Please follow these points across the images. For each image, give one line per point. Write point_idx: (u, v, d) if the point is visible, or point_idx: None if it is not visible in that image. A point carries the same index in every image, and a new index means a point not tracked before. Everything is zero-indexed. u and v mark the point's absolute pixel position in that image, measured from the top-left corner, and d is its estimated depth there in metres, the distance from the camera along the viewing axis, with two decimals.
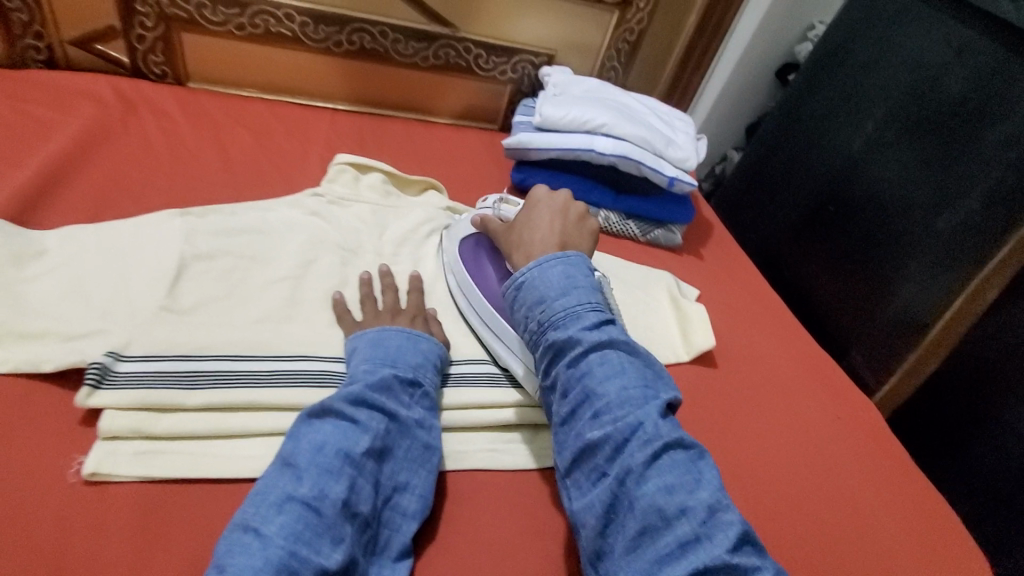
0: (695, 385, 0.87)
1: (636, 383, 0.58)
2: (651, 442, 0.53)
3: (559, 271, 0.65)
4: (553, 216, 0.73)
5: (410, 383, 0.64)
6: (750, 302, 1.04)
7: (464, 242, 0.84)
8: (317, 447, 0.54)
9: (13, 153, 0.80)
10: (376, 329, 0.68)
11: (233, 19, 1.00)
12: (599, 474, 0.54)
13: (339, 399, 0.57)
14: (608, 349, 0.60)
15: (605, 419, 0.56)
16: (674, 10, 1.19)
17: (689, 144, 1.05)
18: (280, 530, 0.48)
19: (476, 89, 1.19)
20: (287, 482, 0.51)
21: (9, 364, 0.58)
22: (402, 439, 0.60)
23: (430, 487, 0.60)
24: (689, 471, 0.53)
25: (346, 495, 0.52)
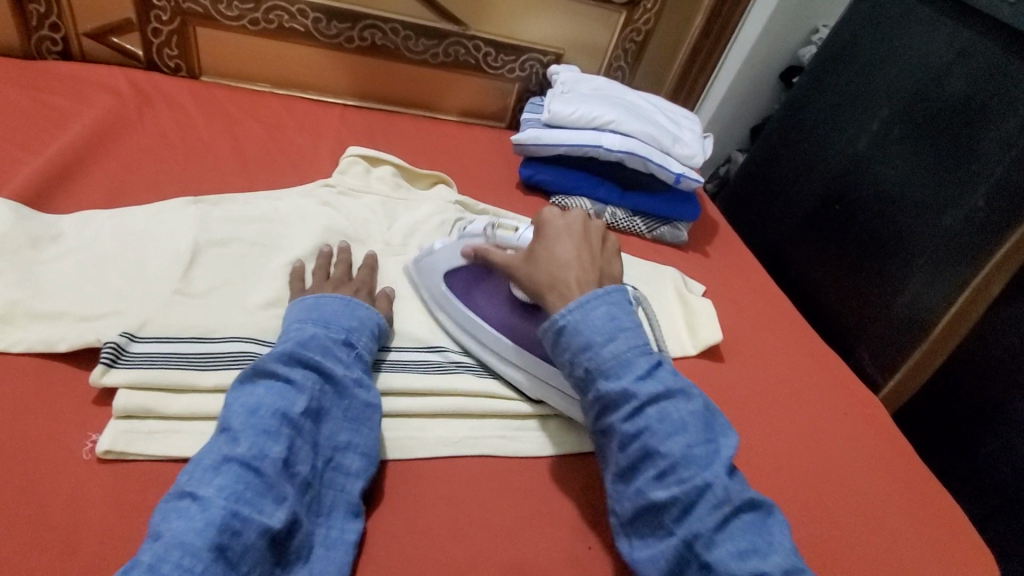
0: (701, 378, 0.87)
1: (700, 440, 0.54)
2: (722, 506, 0.51)
3: (604, 311, 0.59)
4: (580, 247, 0.66)
5: (345, 344, 0.62)
6: (755, 299, 1.05)
7: (453, 277, 0.76)
8: (251, 408, 0.52)
9: (29, 139, 0.81)
10: (316, 296, 0.66)
11: (247, 14, 1.01)
12: (665, 533, 0.53)
13: (272, 359, 0.55)
14: (666, 401, 0.55)
15: (670, 479, 0.53)
16: (680, 12, 1.21)
17: (696, 141, 1.05)
18: (219, 491, 0.46)
19: (484, 87, 1.20)
20: (222, 445, 0.49)
21: (27, 342, 0.58)
22: (339, 400, 0.58)
23: (373, 446, 0.58)
24: (760, 532, 0.52)
25: (285, 455, 0.50)
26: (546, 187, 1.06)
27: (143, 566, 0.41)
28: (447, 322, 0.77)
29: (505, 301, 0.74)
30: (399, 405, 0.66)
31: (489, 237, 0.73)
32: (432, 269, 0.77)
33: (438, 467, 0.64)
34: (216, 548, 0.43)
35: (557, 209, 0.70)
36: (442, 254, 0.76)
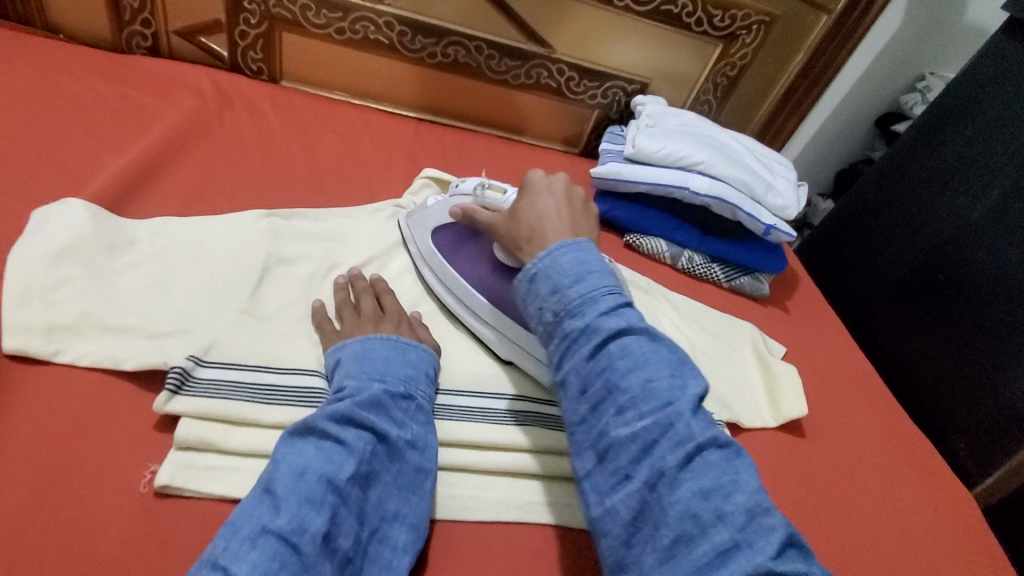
0: (779, 453, 0.80)
1: (665, 374, 0.48)
2: (685, 442, 0.44)
3: (572, 257, 0.54)
4: (557, 205, 0.62)
5: (402, 399, 0.57)
6: (837, 364, 0.97)
7: (441, 233, 0.78)
8: (298, 471, 0.47)
9: (113, 137, 0.81)
10: (359, 339, 0.61)
11: (334, 23, 0.99)
12: (622, 478, 0.46)
13: (324, 416, 0.50)
14: (630, 336, 0.49)
15: (630, 416, 0.46)
16: (780, 50, 1.14)
17: (790, 191, 0.98)
18: (252, 569, 0.41)
19: (562, 112, 1.16)
20: (262, 513, 0.45)
21: (95, 356, 0.56)
22: (390, 463, 0.53)
23: (422, 516, 0.53)
24: (728, 471, 0.44)
25: (328, 529, 0.45)
26: (620, 225, 1.00)
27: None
28: (430, 280, 0.78)
29: (488, 261, 0.74)
30: (462, 458, 0.61)
31: (478, 198, 0.74)
32: (420, 226, 0.79)
33: (500, 533, 0.59)
34: None
35: (542, 171, 0.66)
36: (433, 213, 0.78)
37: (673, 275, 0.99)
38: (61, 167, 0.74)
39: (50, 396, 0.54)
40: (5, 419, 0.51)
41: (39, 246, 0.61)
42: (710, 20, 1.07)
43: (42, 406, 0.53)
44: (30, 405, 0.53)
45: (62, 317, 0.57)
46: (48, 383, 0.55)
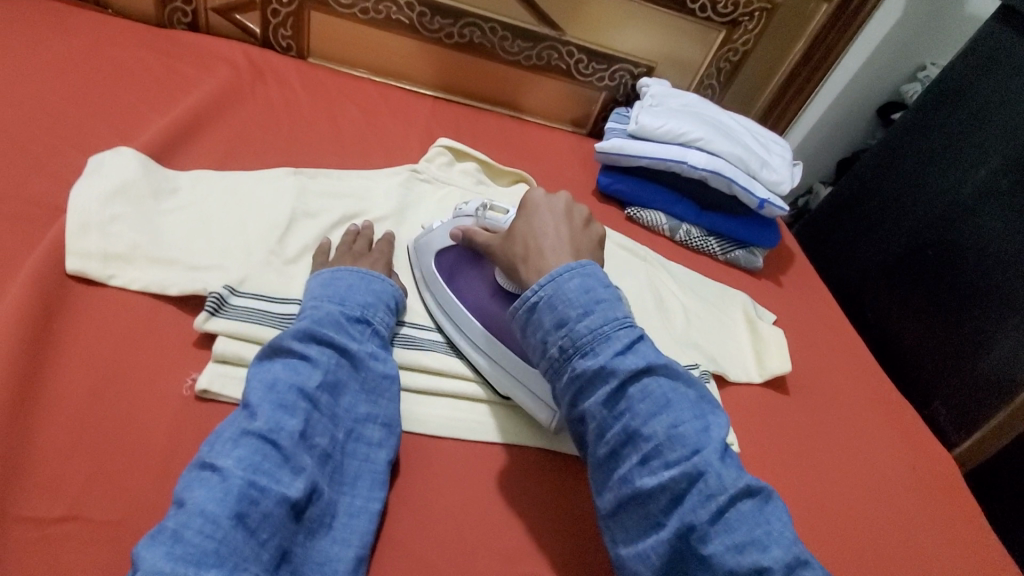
0: (763, 408, 0.86)
1: (687, 418, 0.53)
2: (714, 495, 0.50)
3: (577, 283, 0.58)
4: (558, 225, 0.65)
5: (362, 321, 0.64)
6: (825, 334, 1.02)
7: (442, 257, 0.76)
8: (269, 384, 0.54)
9: (158, 100, 0.88)
10: (330, 270, 0.69)
11: (359, 3, 1.06)
12: (654, 523, 0.51)
13: (288, 337, 0.58)
14: (649, 378, 0.54)
15: (656, 465, 0.52)
16: (781, 37, 1.19)
17: (784, 168, 1.03)
18: (237, 462, 0.48)
19: (571, 93, 1.22)
20: (242, 419, 0.52)
21: (145, 281, 0.64)
22: (355, 374, 0.60)
23: (393, 414, 0.60)
24: (759, 520, 0.50)
25: (302, 428, 0.53)
26: (622, 198, 1.06)
27: (168, 532, 0.44)
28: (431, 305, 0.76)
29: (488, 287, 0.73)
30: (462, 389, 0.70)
31: (478, 218, 0.73)
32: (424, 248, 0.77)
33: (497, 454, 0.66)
34: (237, 515, 0.45)
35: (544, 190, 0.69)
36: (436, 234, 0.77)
37: (671, 247, 1.05)
38: (113, 123, 0.81)
39: (106, 312, 0.61)
40: (69, 328, 0.59)
41: (96, 187, 0.69)
42: (713, 7, 1.12)
43: (99, 320, 0.60)
44: (90, 318, 0.60)
45: (116, 247, 0.65)
46: (104, 301, 0.62)
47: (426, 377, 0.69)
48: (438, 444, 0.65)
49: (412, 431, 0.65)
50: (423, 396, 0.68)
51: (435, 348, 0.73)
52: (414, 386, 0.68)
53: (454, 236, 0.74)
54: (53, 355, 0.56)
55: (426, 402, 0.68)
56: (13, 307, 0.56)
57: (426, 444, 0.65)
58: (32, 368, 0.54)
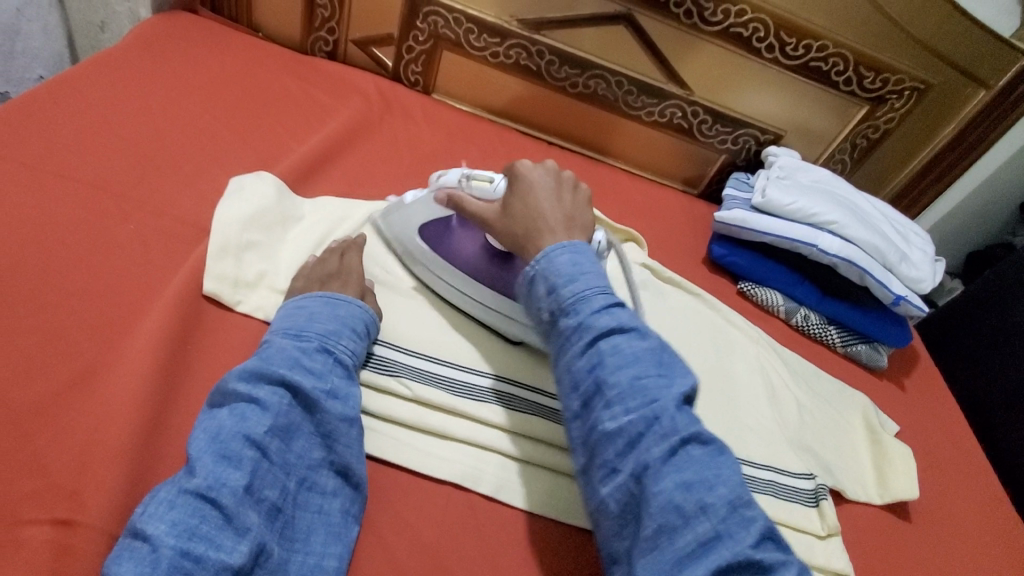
0: (883, 534, 0.76)
1: (652, 373, 0.50)
2: (669, 436, 0.47)
3: (567, 258, 0.56)
4: (549, 202, 0.63)
5: (321, 351, 0.59)
6: (954, 456, 0.91)
7: (427, 228, 0.75)
8: (212, 435, 0.50)
9: (295, 126, 0.92)
10: (297, 298, 0.64)
11: (492, 47, 1.07)
12: (610, 470, 0.49)
13: (234, 379, 0.54)
14: (620, 336, 0.52)
15: (618, 411, 0.49)
16: (930, 119, 1.10)
17: (926, 264, 0.94)
18: (170, 528, 0.44)
19: (686, 152, 1.18)
20: (182, 478, 0.48)
21: (269, 311, 0.65)
22: (310, 416, 0.55)
23: (353, 461, 0.55)
24: (710, 467, 0.47)
25: (247, 482, 0.48)
26: (735, 271, 1.00)
27: None
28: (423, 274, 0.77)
29: (479, 245, 0.73)
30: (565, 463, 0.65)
31: (465, 188, 0.70)
32: (402, 225, 0.75)
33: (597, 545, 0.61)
34: None
35: (530, 161, 0.67)
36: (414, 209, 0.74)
37: (785, 331, 0.98)
38: (254, 147, 0.85)
39: (235, 338, 0.62)
40: (202, 349, 0.60)
41: (236, 210, 0.71)
42: (859, 81, 1.05)
43: (228, 346, 0.61)
44: (220, 342, 0.61)
45: (247, 274, 0.67)
46: (234, 327, 0.63)
47: (532, 445, 0.65)
48: (537, 525, 0.61)
49: (513, 504, 0.61)
50: (524, 466, 0.64)
51: (543, 417, 0.67)
52: (520, 456, 0.64)
53: (441, 201, 0.71)
54: (184, 375, 0.57)
55: (528, 472, 0.64)
56: (155, 326, 0.58)
57: (523, 521, 0.61)
58: (167, 387, 0.55)
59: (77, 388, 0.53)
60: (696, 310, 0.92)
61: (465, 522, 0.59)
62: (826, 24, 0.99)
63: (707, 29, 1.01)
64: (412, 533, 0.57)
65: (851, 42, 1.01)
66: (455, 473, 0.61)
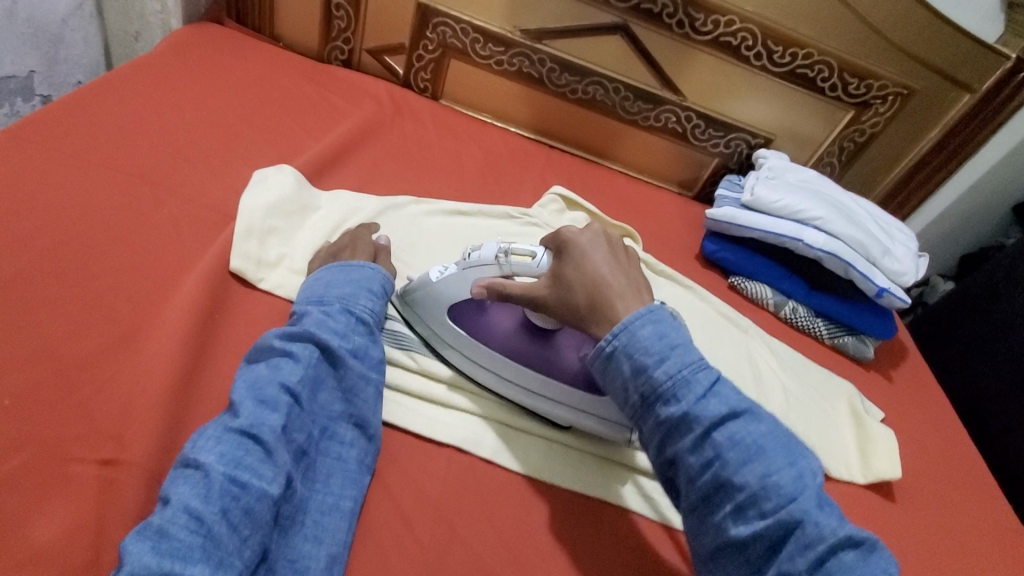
0: (867, 511, 0.79)
1: (781, 466, 0.53)
2: (814, 544, 0.49)
3: (651, 330, 0.57)
4: (613, 269, 0.62)
5: (344, 313, 0.65)
6: (939, 442, 0.94)
7: (462, 315, 0.71)
8: (252, 383, 0.56)
9: (312, 126, 0.99)
10: (314, 274, 0.70)
11: (496, 55, 1.14)
12: (752, 571, 0.52)
13: (270, 340, 0.60)
14: (734, 424, 0.54)
15: (752, 514, 0.52)
16: (917, 123, 1.15)
17: (908, 258, 0.99)
18: (219, 458, 0.50)
19: (682, 156, 1.23)
20: (225, 418, 0.54)
21: (287, 288, 0.71)
22: (335, 371, 0.61)
23: (370, 415, 0.61)
24: (866, 570, 0.49)
25: (283, 423, 0.54)
26: (725, 266, 1.05)
27: (153, 529, 0.45)
28: (456, 360, 0.72)
29: (515, 322, 0.71)
30: (554, 433, 0.70)
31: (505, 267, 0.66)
32: (432, 307, 0.71)
33: (586, 506, 0.66)
34: (219, 511, 0.47)
35: (574, 226, 0.65)
36: (445, 289, 0.70)
37: (774, 323, 1.02)
38: (275, 144, 0.92)
39: (255, 310, 0.68)
40: (227, 318, 0.66)
41: (258, 198, 0.77)
42: (845, 87, 1.11)
43: (251, 316, 0.67)
44: (243, 314, 0.67)
45: (268, 255, 0.73)
46: (256, 300, 0.69)
47: (525, 417, 0.71)
48: (531, 486, 0.65)
49: (509, 467, 0.66)
50: (518, 434, 0.69)
51: None
52: (515, 424, 0.70)
53: (478, 291, 0.68)
54: (211, 341, 0.63)
55: (522, 439, 0.69)
56: (185, 297, 0.64)
57: (518, 483, 0.65)
58: (196, 349, 0.61)
59: (118, 348, 0.59)
60: (687, 301, 0.97)
61: (464, 480, 0.63)
62: (812, 33, 1.05)
63: (698, 38, 1.07)
64: (415, 487, 0.61)
65: (836, 50, 1.06)
66: (456, 437, 0.66)
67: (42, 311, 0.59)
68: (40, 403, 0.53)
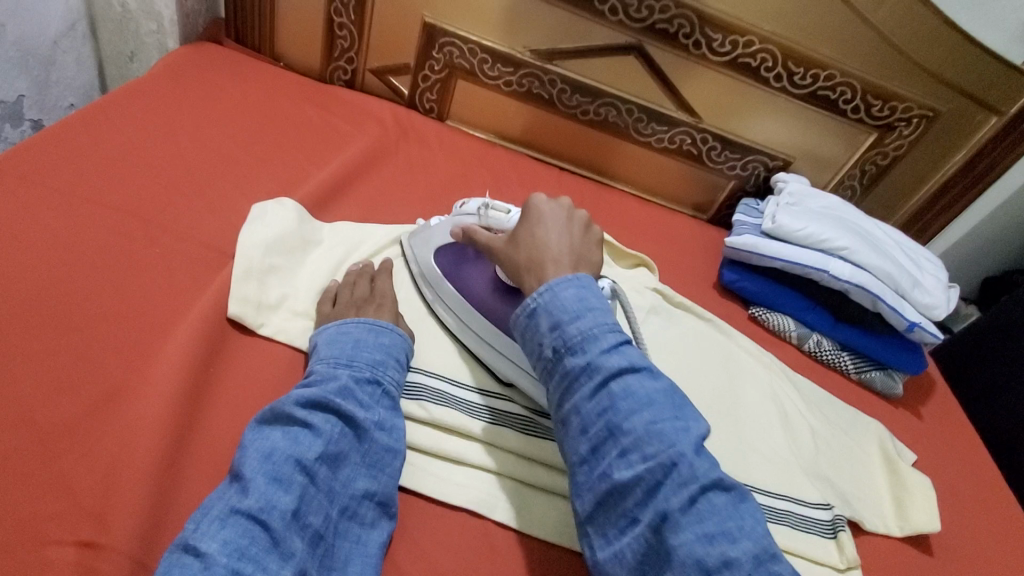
0: (905, 568, 0.74)
1: (668, 416, 0.51)
2: (688, 484, 0.47)
3: (573, 292, 0.57)
4: (559, 233, 0.63)
5: (371, 381, 0.61)
6: (975, 486, 0.89)
7: (442, 254, 0.78)
8: (265, 453, 0.52)
9: (314, 152, 0.95)
10: (337, 324, 0.65)
11: (505, 76, 1.10)
12: (629, 520, 0.49)
13: (290, 403, 0.56)
14: (632, 376, 0.52)
15: (634, 457, 0.49)
16: (942, 145, 1.10)
17: (939, 291, 0.94)
18: (222, 547, 0.46)
19: (697, 178, 1.19)
20: (233, 496, 0.50)
21: (289, 335, 0.66)
22: (358, 445, 0.57)
23: (393, 492, 0.57)
24: (733, 515, 0.47)
25: (295, 506, 0.50)
26: (745, 296, 1.01)
27: None
28: (433, 301, 0.78)
29: (488, 280, 0.74)
30: None
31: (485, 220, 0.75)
32: (421, 247, 0.79)
33: None
34: None
35: (546, 195, 0.67)
36: (437, 233, 0.78)
37: (798, 357, 0.97)
38: (276, 173, 0.87)
39: (254, 361, 0.63)
40: (223, 371, 0.61)
41: (258, 235, 0.73)
42: (868, 109, 1.06)
43: (249, 367, 0.63)
44: (240, 364, 0.62)
45: (269, 297, 0.68)
46: (256, 348, 0.65)
47: (546, 472, 0.65)
48: (550, 553, 0.61)
49: (529, 532, 0.61)
50: (537, 492, 0.64)
51: (554, 443, 0.68)
52: (534, 482, 0.64)
53: (457, 235, 0.75)
54: (206, 398, 0.58)
55: (542, 500, 0.64)
56: (179, 350, 0.59)
57: (538, 551, 0.60)
58: (189, 410, 0.56)
59: (104, 410, 0.54)
60: (708, 336, 0.92)
61: (478, 549, 0.59)
62: (834, 54, 1.01)
63: (715, 59, 1.03)
64: (426, 559, 0.57)
65: (859, 71, 1.02)
66: (471, 500, 0.61)
67: (22, 371, 0.55)
68: (15, 478, 0.48)
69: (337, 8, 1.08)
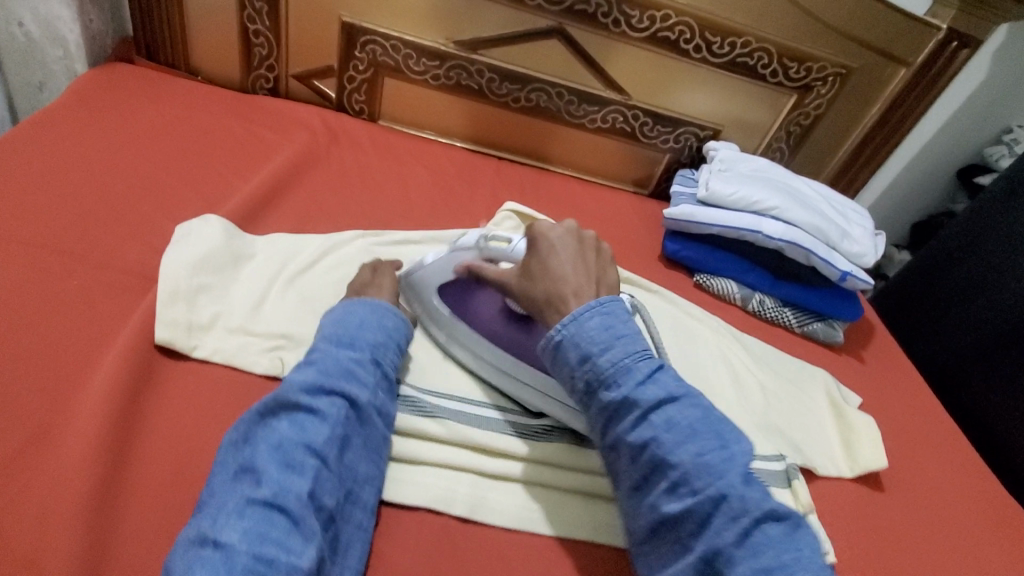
0: (858, 505, 0.78)
1: (713, 447, 0.50)
2: (740, 518, 0.46)
3: (598, 320, 0.55)
4: (574, 263, 0.61)
5: (372, 364, 0.62)
6: (917, 419, 0.94)
7: (447, 291, 0.75)
8: (275, 444, 0.52)
9: (241, 165, 0.92)
10: (344, 304, 0.67)
11: (432, 70, 1.09)
12: (682, 548, 0.49)
13: (296, 391, 0.55)
14: (672, 406, 0.51)
15: (683, 491, 0.49)
16: (858, 100, 1.15)
17: (866, 239, 0.99)
18: (242, 535, 0.46)
19: (633, 155, 1.21)
20: (246, 487, 0.49)
21: (226, 354, 0.64)
22: (360, 428, 0.57)
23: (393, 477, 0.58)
24: (789, 547, 0.46)
25: (311, 488, 0.50)
26: (689, 264, 1.03)
27: None
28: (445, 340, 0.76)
29: (499, 309, 0.72)
30: (534, 473, 0.65)
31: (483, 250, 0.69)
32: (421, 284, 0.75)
33: (574, 551, 0.62)
34: None
35: (551, 221, 0.64)
36: (434, 269, 0.73)
37: (743, 318, 1.00)
38: (200, 190, 0.84)
39: (188, 384, 0.61)
40: (154, 400, 0.59)
41: (183, 255, 0.71)
42: (785, 72, 1.10)
43: (183, 391, 0.61)
44: (173, 390, 0.60)
45: (199, 318, 0.66)
46: (189, 373, 0.62)
47: (499, 461, 0.65)
48: (513, 538, 0.61)
49: (489, 522, 0.61)
50: (495, 481, 0.64)
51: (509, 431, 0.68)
52: (490, 471, 0.64)
53: (460, 272, 0.71)
54: (136, 430, 0.56)
55: (499, 488, 0.64)
56: (103, 382, 0.57)
57: (500, 537, 0.61)
58: (120, 443, 0.54)
59: (21, 454, 0.51)
60: (656, 306, 0.94)
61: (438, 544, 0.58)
62: (747, 21, 1.04)
63: (635, 35, 1.05)
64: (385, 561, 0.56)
65: (774, 36, 1.05)
66: (428, 497, 0.60)
67: None
68: None
69: (250, 16, 1.05)
